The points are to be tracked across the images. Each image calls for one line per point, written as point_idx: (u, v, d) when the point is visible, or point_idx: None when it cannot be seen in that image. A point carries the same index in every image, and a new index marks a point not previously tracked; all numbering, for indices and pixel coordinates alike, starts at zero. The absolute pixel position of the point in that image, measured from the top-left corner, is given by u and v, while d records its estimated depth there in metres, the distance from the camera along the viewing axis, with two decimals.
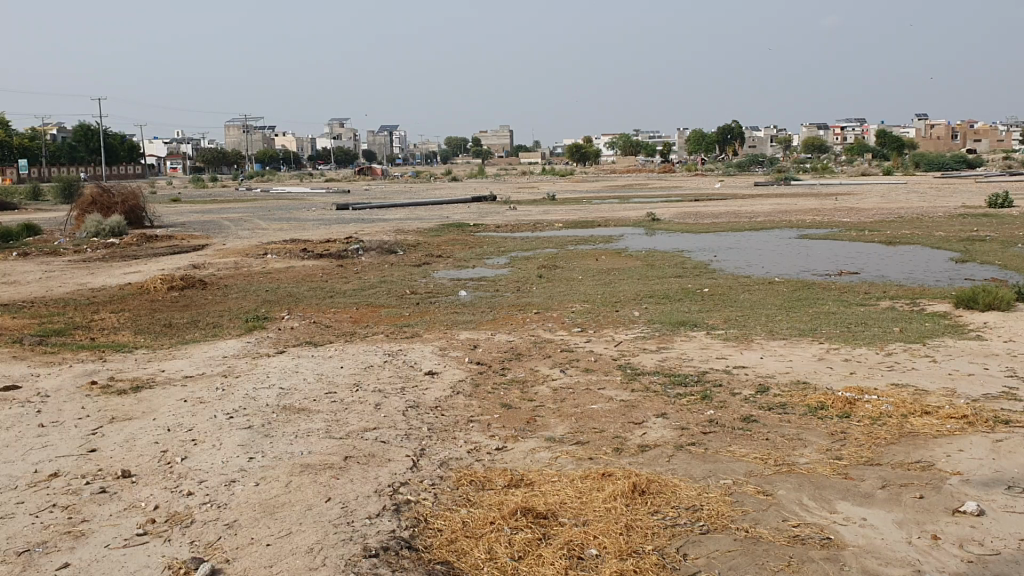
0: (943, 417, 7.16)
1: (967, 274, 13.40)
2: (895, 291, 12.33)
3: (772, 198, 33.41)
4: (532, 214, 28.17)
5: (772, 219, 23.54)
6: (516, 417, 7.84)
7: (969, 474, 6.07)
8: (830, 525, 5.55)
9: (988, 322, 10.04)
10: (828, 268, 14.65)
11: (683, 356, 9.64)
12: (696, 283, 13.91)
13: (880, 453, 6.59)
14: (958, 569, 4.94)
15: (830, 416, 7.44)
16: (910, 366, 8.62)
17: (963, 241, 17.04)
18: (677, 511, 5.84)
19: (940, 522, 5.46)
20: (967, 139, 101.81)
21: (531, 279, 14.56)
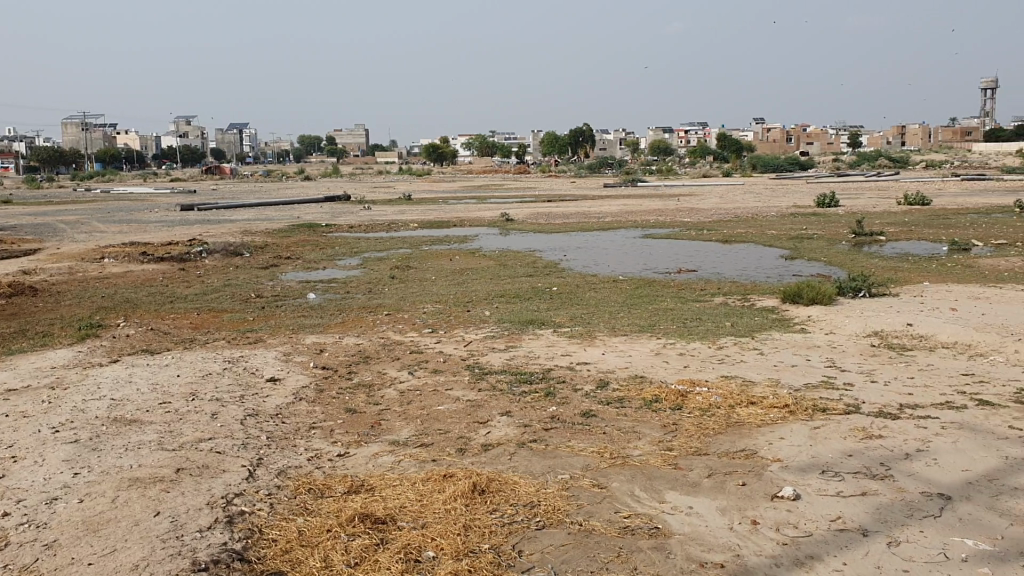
0: (767, 406, 7.56)
1: (795, 270, 14.20)
2: (729, 287, 12.89)
3: (622, 198, 34.40)
4: (387, 214, 28.02)
5: (620, 220, 24.24)
6: (360, 421, 7.78)
7: (788, 460, 6.43)
8: (658, 514, 5.76)
9: (812, 315, 10.66)
10: (670, 267, 15.18)
11: (529, 354, 9.81)
12: (545, 281, 14.18)
13: (708, 443, 6.89)
14: (773, 551, 5.20)
15: (664, 409, 7.72)
16: (740, 358, 9.05)
17: (793, 238, 18.06)
18: (514, 508, 5.92)
19: (760, 508, 5.74)
20: (803, 141, 107.79)
21: (382, 279, 14.49)
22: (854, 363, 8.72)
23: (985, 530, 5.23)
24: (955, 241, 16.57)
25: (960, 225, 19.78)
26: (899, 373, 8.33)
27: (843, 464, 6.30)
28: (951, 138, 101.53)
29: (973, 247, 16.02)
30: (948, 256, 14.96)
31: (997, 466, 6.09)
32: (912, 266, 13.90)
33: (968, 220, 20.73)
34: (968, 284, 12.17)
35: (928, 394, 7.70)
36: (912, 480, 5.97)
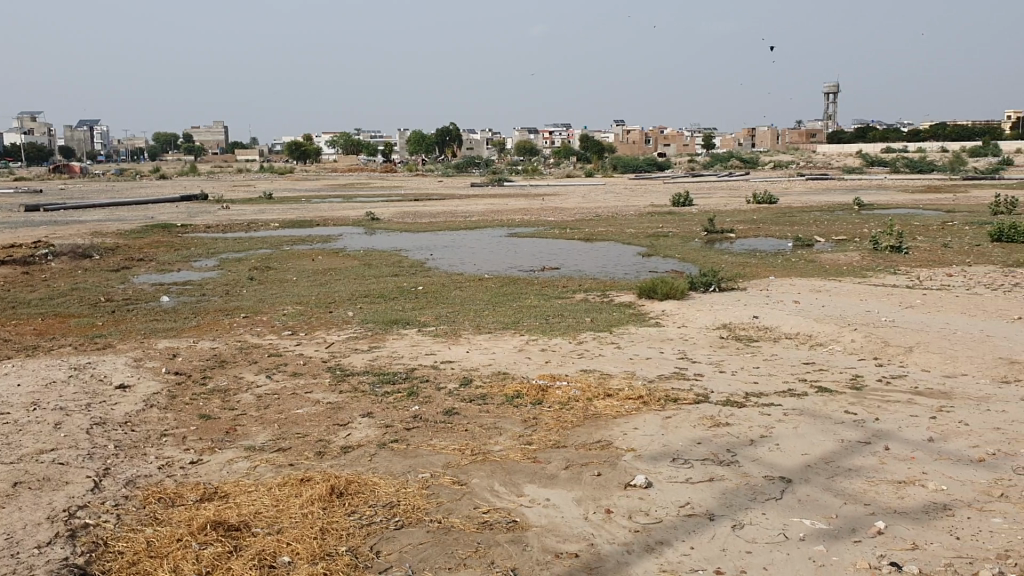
0: (623, 398, 7.79)
1: (652, 266, 14.66)
2: (590, 284, 13.18)
3: (487, 197, 34.64)
4: (248, 214, 27.31)
5: (484, 218, 24.42)
6: (215, 427, 7.56)
7: (641, 449, 6.64)
8: (516, 508, 5.85)
9: (666, 309, 11.05)
10: (533, 265, 15.40)
11: (392, 354, 9.77)
12: (409, 281, 14.16)
13: (566, 435, 7.04)
14: (626, 539, 5.35)
15: (525, 404, 7.84)
16: (598, 353, 9.29)
17: (650, 236, 18.65)
18: (373, 509, 5.89)
19: (613, 497, 5.91)
20: (663, 142, 111.25)
21: (241, 281, 14.11)
22: (705, 355, 9.09)
23: (820, 510, 5.48)
24: (799, 238, 17.46)
25: (804, 222, 20.84)
26: (746, 362, 8.74)
27: (692, 451, 6.56)
28: (798, 140, 106.71)
29: (816, 242, 16.93)
30: (793, 252, 15.75)
31: (832, 448, 6.46)
32: (760, 262, 14.57)
33: (813, 218, 21.85)
34: (810, 278, 12.86)
35: (772, 382, 8.11)
36: (756, 465, 6.26)
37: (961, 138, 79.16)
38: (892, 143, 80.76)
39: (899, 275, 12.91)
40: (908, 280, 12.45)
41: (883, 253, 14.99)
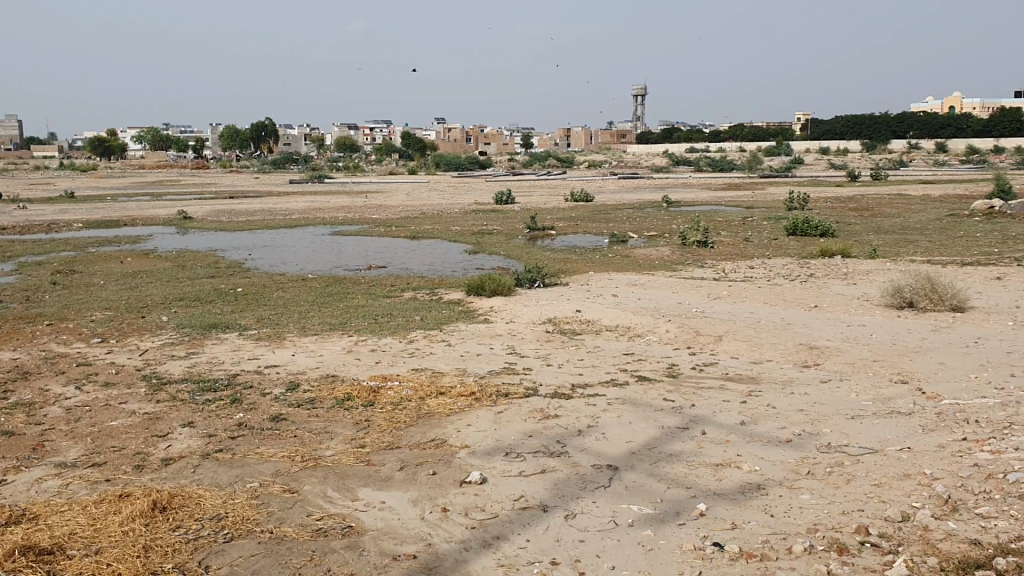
0: (454, 396, 7.82)
1: (478, 264, 14.79)
2: (416, 282, 13.15)
3: (308, 195, 33.87)
4: (46, 213, 25.42)
5: (306, 216, 23.84)
6: (19, 445, 6.99)
7: (474, 446, 6.69)
8: (351, 512, 5.75)
9: (494, 305, 11.20)
10: (358, 264, 15.18)
11: (213, 359, 9.36)
12: (229, 282, 13.63)
13: (399, 436, 7.00)
14: (463, 536, 5.36)
15: (356, 406, 7.73)
16: (428, 351, 9.29)
17: (474, 234, 18.80)
18: (200, 522, 5.62)
19: (449, 495, 5.91)
20: (482, 141, 112.18)
21: (42, 286, 13.12)
22: (532, 349, 9.27)
23: (646, 495, 5.70)
24: (615, 234, 18.13)
25: (619, 219, 21.63)
26: (571, 356, 8.98)
27: (524, 445, 6.67)
28: (610, 140, 110.59)
29: (631, 238, 17.62)
30: (610, 247, 16.32)
31: (655, 435, 6.73)
32: (581, 257, 15.01)
33: (627, 214, 22.73)
34: (627, 272, 13.37)
35: (597, 374, 8.37)
36: (585, 454, 6.44)
37: (757, 138, 84.56)
38: (696, 142, 85.22)
39: (708, 268, 13.64)
40: (716, 272, 13.19)
41: (692, 248, 15.79)
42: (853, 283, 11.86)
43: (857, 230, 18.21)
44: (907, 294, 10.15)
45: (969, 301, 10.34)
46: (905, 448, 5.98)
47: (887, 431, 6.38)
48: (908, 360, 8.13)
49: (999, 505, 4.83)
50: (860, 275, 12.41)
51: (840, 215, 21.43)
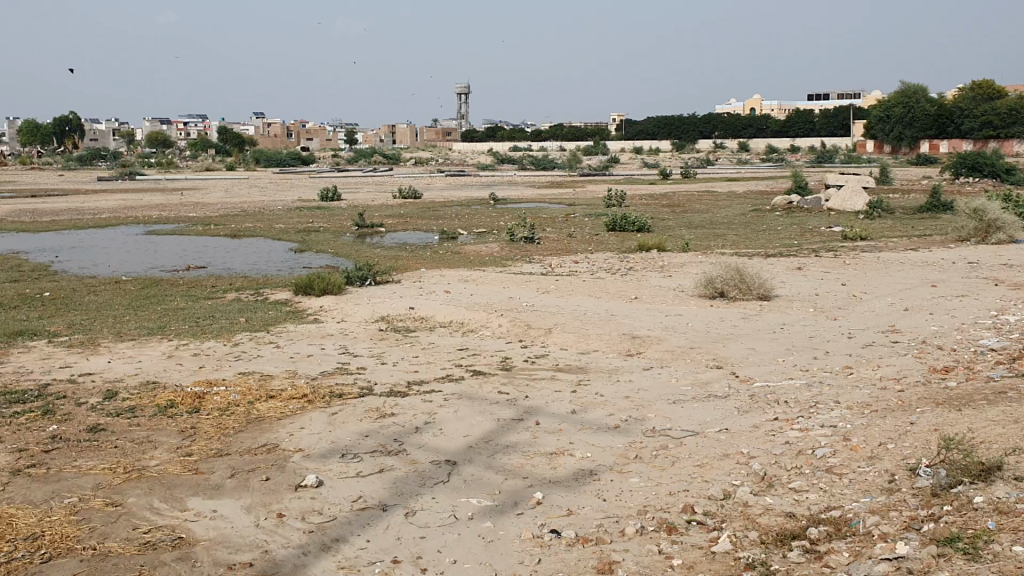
0: (285, 399, 7.64)
1: (304, 262, 14.47)
2: (240, 282, 12.73)
3: (117, 193, 32.00)
4: None
5: (116, 216, 22.50)
6: None
7: (309, 449, 6.56)
8: (182, 523, 5.51)
9: (323, 305, 11.01)
10: (177, 264, 14.51)
11: (18, 369, 8.70)
12: (32, 287, 12.68)
13: (229, 443, 6.77)
14: (301, 540, 5.24)
15: (181, 413, 7.40)
16: (256, 353, 9.02)
17: (299, 232, 18.38)
18: (13, 544, 5.22)
19: (284, 500, 5.77)
20: (304, 137, 109.51)
21: None
22: (364, 348, 9.19)
23: (485, 487, 5.79)
24: (443, 231, 18.20)
25: (447, 216, 21.72)
26: (404, 353, 8.97)
27: (360, 445, 6.61)
28: (434, 138, 110.75)
29: (459, 235, 17.75)
30: (439, 245, 16.39)
31: (491, 428, 6.84)
32: (410, 255, 14.98)
33: (454, 212, 22.88)
34: (455, 269, 13.45)
35: (430, 370, 8.40)
36: (422, 451, 6.46)
37: (576, 136, 87.06)
38: (518, 140, 86.69)
39: (535, 263, 13.94)
40: (543, 267, 13.51)
41: (519, 244, 16.09)
42: (670, 275, 12.44)
43: (672, 225, 19.11)
44: (719, 284, 10.76)
45: (774, 290, 11.08)
46: (724, 430, 6.35)
47: (706, 414, 6.76)
48: (722, 346, 8.63)
49: (808, 479, 5.22)
50: (677, 268, 13.05)
51: (657, 212, 22.41)
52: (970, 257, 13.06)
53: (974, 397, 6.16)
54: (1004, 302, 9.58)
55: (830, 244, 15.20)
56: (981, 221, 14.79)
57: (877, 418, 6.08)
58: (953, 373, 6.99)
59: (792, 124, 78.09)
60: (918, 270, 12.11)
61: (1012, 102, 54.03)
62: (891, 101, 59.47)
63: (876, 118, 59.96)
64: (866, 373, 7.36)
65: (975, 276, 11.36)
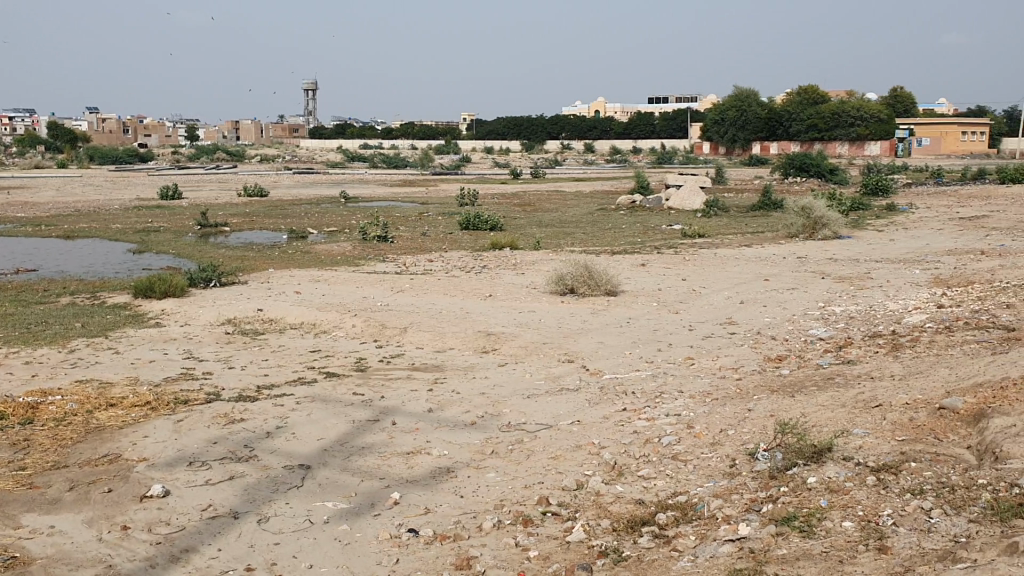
0: (127, 407, 7.30)
1: (144, 264, 13.85)
2: (75, 285, 12.04)
3: None
4: None
5: None
6: None
7: (154, 458, 6.29)
8: (15, 542, 5.16)
9: (166, 308, 10.57)
10: (2, 268, 13.57)
11: None
12: None
13: (66, 454, 6.39)
14: (148, 553, 5.02)
15: (11, 425, 6.93)
16: (94, 360, 8.56)
17: (138, 232, 17.55)
18: None
19: (129, 512, 5.50)
20: (140, 133, 104.46)
21: None
22: (211, 353, 8.88)
23: (340, 490, 5.72)
24: (293, 230, 17.81)
25: (296, 215, 21.26)
26: (254, 357, 8.73)
27: (209, 452, 6.39)
28: (280, 134, 108.04)
29: (309, 234, 17.40)
30: (288, 244, 16.02)
31: (345, 430, 6.76)
32: (257, 255, 14.58)
33: (303, 210, 22.42)
34: (306, 269, 13.19)
35: (282, 373, 8.21)
36: (275, 456, 6.31)
37: (426, 135, 86.90)
38: (367, 138, 85.65)
39: (387, 262, 13.84)
40: (395, 266, 13.44)
41: (371, 243, 15.93)
42: (522, 273, 12.62)
43: (522, 224, 19.38)
44: (569, 281, 11.01)
45: (621, 286, 11.43)
46: (576, 422, 6.51)
47: (559, 407, 6.91)
48: (573, 341, 8.84)
49: (657, 466, 5.43)
50: (528, 265, 13.26)
51: (507, 210, 22.69)
52: (799, 252, 13.88)
53: (804, 383, 6.57)
54: (830, 294, 10.25)
55: (672, 241, 15.80)
56: (808, 218, 15.74)
57: (718, 406, 6.39)
58: (785, 362, 7.43)
59: (635, 125, 80.57)
60: (753, 265, 12.77)
61: (833, 105, 57.32)
62: (725, 103, 62.20)
63: (712, 121, 62.72)
64: (707, 363, 7.72)
65: (803, 270, 12.09)
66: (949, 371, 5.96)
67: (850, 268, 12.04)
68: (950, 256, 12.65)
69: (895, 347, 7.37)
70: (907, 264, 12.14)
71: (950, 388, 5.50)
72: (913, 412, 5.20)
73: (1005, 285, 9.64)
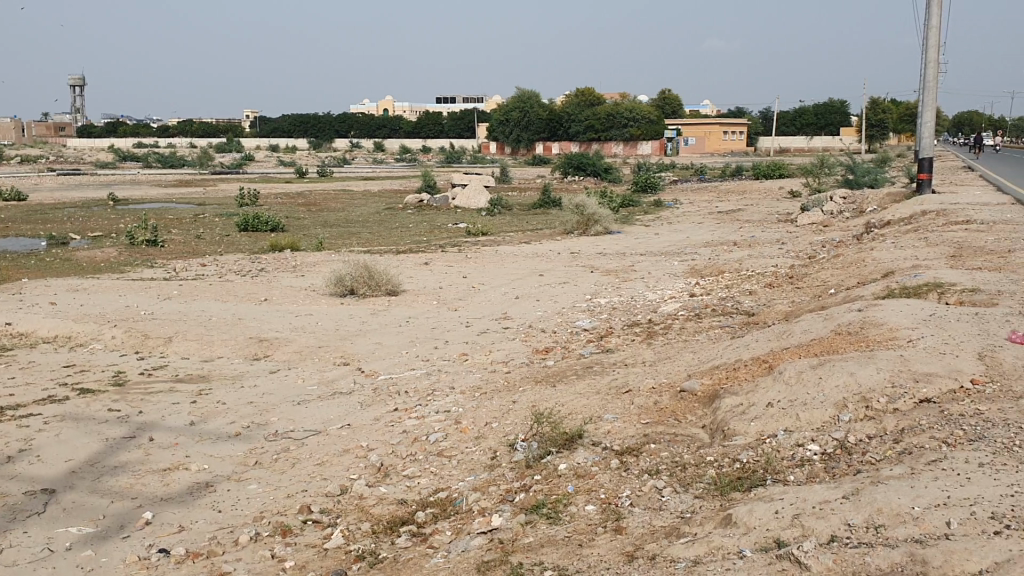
0: None
1: None
2: None
3: None
4: None
5: None
6: None
7: None
8: None
9: None
10: None
11: None
12: None
13: None
14: None
15: None
16: None
17: None
18: None
19: None
20: None
21: None
22: None
23: (87, 514, 5.33)
24: (52, 235, 16.54)
25: (57, 219, 19.77)
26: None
27: None
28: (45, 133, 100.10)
29: (71, 240, 16.22)
30: (47, 251, 14.85)
31: (98, 450, 6.31)
32: (10, 264, 13.42)
33: (66, 214, 20.85)
34: (63, 277, 12.25)
35: (29, 392, 7.56)
36: (15, 482, 5.77)
37: (209, 134, 83.34)
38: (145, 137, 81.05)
39: (158, 268, 13.12)
40: (166, 272, 12.78)
41: (139, 247, 15.06)
42: (300, 275, 12.33)
43: (306, 224, 18.95)
44: (347, 282, 10.84)
45: (401, 285, 11.41)
46: (345, 426, 6.37)
47: (329, 412, 6.74)
48: (349, 343, 8.70)
49: (421, 465, 5.43)
50: (308, 267, 12.99)
51: (291, 210, 22.12)
52: (572, 247, 14.42)
53: (567, 373, 6.81)
54: (598, 287, 10.70)
55: (454, 239, 15.98)
56: (583, 215, 16.41)
57: (485, 400, 6.50)
58: (552, 353, 7.67)
59: (424, 124, 80.90)
60: (530, 261, 13.13)
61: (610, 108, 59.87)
62: (510, 104, 63.48)
63: (497, 121, 63.89)
64: (480, 358, 7.84)
65: (576, 264, 12.56)
66: (694, 355, 6.38)
67: (618, 261, 12.63)
68: (706, 248, 13.56)
69: (651, 334, 7.80)
70: (670, 256, 12.90)
71: (692, 371, 5.88)
72: (659, 395, 5.52)
73: (750, 273, 10.46)
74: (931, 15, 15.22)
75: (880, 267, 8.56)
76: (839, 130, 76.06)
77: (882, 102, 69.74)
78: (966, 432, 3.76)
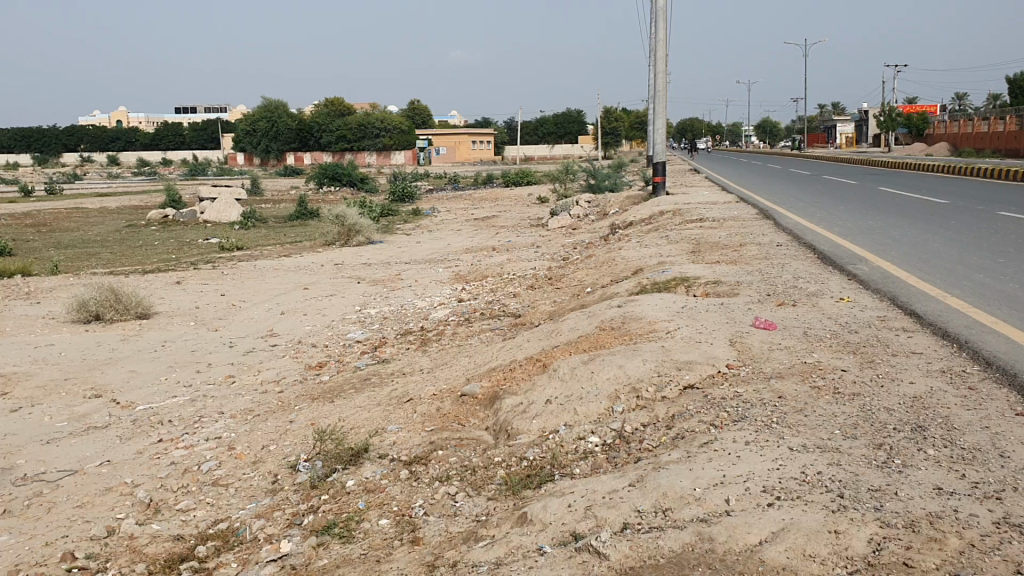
0: None
1: None
2: None
3: None
4: None
5: None
6: None
7: None
8: None
9: None
10: None
11: None
12: None
13: None
14: None
15: None
16: None
17: None
18: None
19: None
20: None
21: None
22: None
23: None
24: None
25: None
26: None
27: None
28: None
29: None
30: None
31: None
32: None
33: None
34: None
35: None
36: None
37: None
38: None
39: None
40: None
41: None
42: (36, 302, 11.24)
43: (36, 247, 17.32)
44: (93, 307, 10.00)
45: (154, 307, 10.72)
46: (105, 462, 5.84)
47: (84, 449, 6.15)
48: (100, 373, 8.02)
49: (196, 497, 5.11)
50: (44, 293, 11.87)
51: (17, 232, 20.09)
52: (335, 259, 14.19)
53: (343, 387, 6.69)
54: (365, 298, 10.61)
55: (208, 256, 15.21)
56: (342, 226, 16.18)
57: (259, 422, 6.25)
58: (325, 368, 7.51)
59: (161, 136, 76.46)
60: (292, 275, 12.78)
61: (359, 118, 60.34)
62: (256, 112, 61.13)
63: (242, 131, 61.23)
64: (249, 379, 7.51)
65: (340, 276, 12.36)
66: (469, 359, 6.47)
67: (383, 271, 12.57)
68: (467, 254, 13.81)
69: (424, 342, 7.83)
70: (432, 263, 13.04)
71: (470, 374, 5.96)
72: (439, 402, 5.56)
73: (512, 277, 10.77)
74: (657, 29, 16.37)
75: (630, 265, 9.11)
76: (578, 138, 80.38)
77: (614, 110, 74.69)
78: (729, 413, 4.08)
